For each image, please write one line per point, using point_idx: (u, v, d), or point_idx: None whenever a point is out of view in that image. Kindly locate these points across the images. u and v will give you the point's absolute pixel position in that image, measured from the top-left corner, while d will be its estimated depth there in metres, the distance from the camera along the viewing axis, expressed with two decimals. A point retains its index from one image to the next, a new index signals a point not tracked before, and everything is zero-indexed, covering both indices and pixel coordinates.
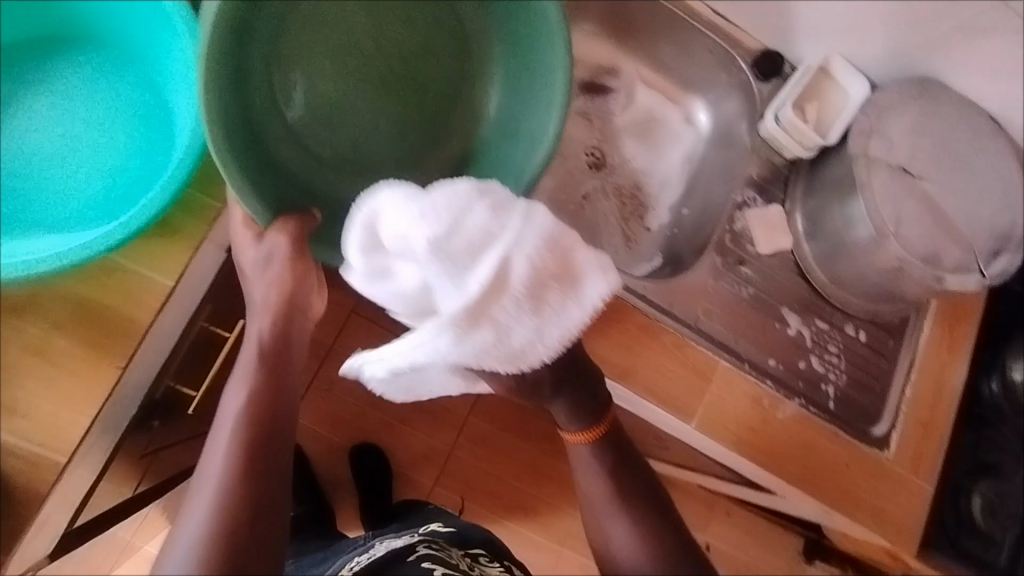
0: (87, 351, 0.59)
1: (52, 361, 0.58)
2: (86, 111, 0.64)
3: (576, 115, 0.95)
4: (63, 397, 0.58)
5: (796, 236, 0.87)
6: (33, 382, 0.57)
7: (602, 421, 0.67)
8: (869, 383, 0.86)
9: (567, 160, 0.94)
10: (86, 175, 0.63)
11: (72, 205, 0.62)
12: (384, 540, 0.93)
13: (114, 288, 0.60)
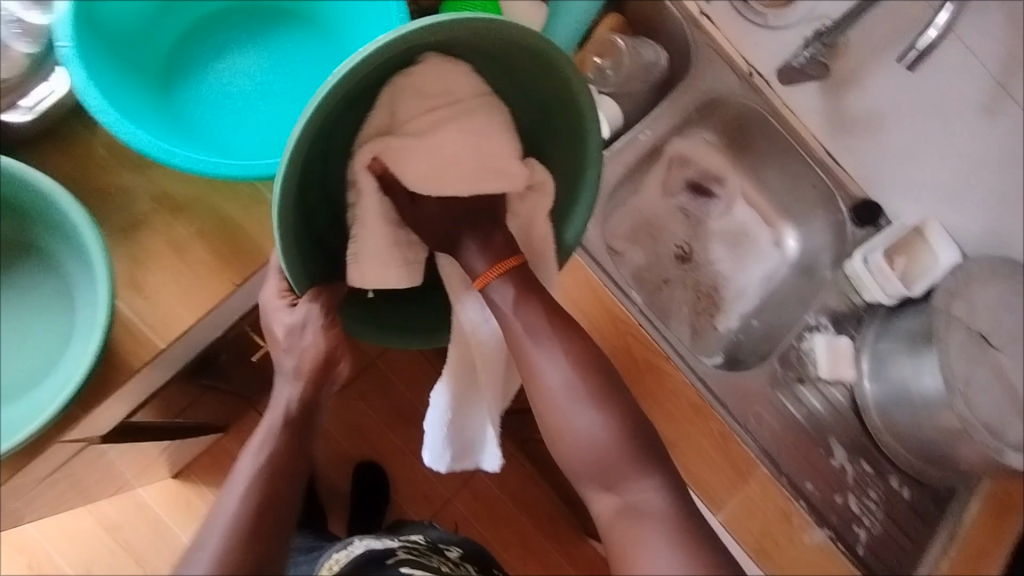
0: (215, 260, 0.65)
1: (184, 258, 0.64)
2: (285, 74, 0.70)
3: (675, 208, 1.02)
4: (183, 293, 0.64)
5: (859, 372, 0.89)
6: (162, 271, 0.63)
7: (513, 255, 0.63)
8: (901, 541, 0.85)
9: (658, 244, 1.00)
10: (267, 125, 0.67)
11: (249, 144, 0.66)
12: (363, 539, 0.97)
13: (255, 217, 0.66)
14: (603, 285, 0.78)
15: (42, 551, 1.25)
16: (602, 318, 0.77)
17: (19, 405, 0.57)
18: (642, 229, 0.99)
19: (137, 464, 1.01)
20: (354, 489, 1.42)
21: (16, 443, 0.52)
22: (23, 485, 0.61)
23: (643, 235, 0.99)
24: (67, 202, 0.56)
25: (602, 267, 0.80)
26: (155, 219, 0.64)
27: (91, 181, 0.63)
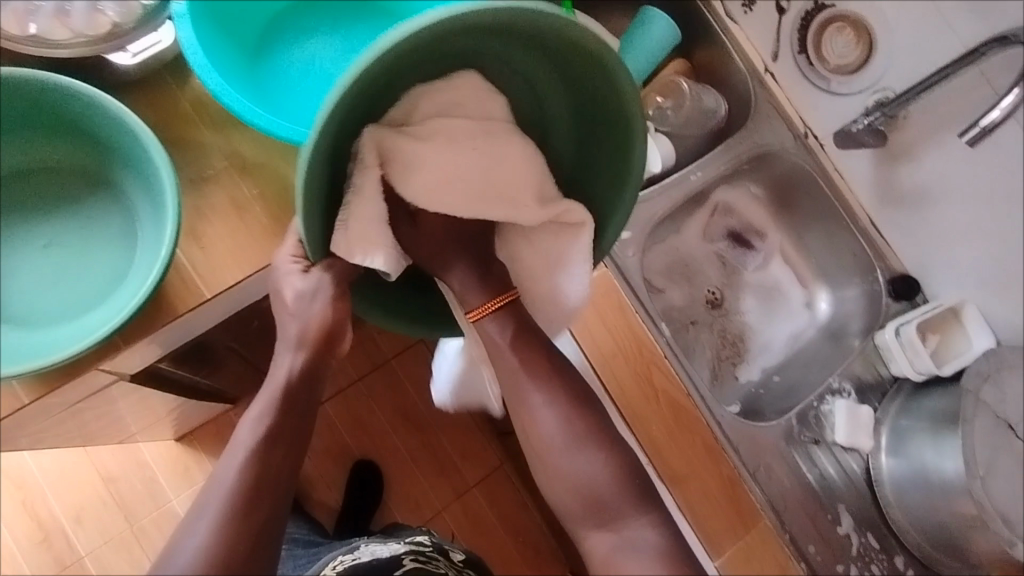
0: (271, 224, 0.67)
1: (242, 216, 0.66)
2: None
3: (712, 254, 1.03)
4: (235, 250, 0.66)
5: (877, 443, 0.88)
6: (220, 226, 0.66)
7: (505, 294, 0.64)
8: None
9: (691, 286, 1.01)
10: None
11: None
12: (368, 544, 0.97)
13: None
14: (634, 312, 0.78)
15: (38, 490, 1.26)
16: (629, 344, 0.77)
17: (68, 324, 0.60)
18: (678, 268, 1.00)
19: (146, 417, 1.02)
20: (348, 484, 1.41)
21: (62, 358, 0.55)
22: (50, 405, 0.63)
23: (678, 274, 1.00)
24: (152, 144, 0.59)
25: (635, 293, 0.81)
26: (224, 177, 0.67)
27: (171, 131, 0.66)
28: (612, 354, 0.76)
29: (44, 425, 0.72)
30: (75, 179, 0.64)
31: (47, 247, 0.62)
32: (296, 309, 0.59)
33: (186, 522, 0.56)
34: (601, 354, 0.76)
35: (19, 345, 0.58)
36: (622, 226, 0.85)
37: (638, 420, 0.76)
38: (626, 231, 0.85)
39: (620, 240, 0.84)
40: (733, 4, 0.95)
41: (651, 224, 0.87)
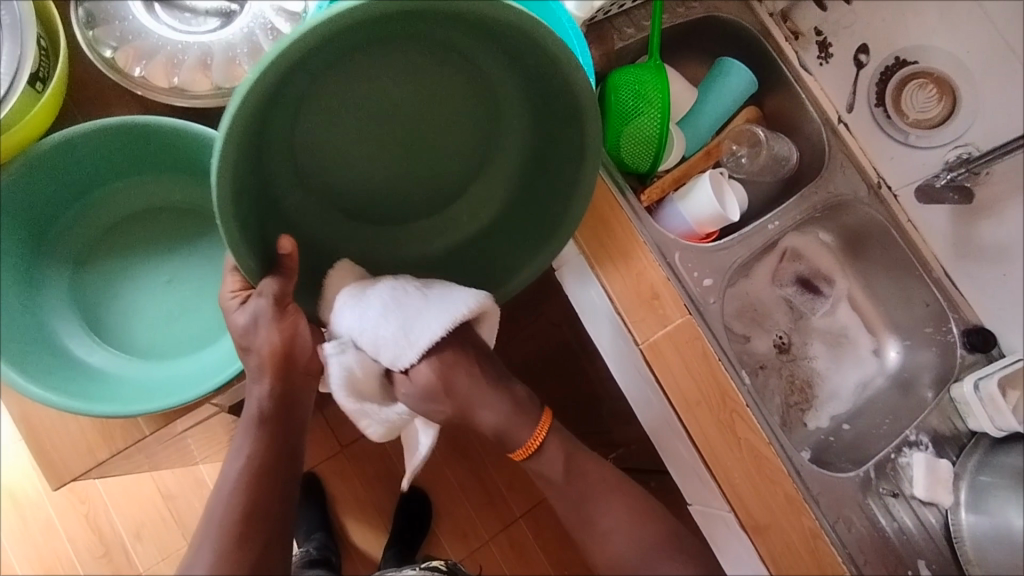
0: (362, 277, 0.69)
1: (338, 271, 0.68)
2: None
3: (780, 299, 1.03)
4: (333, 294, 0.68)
5: (955, 498, 0.87)
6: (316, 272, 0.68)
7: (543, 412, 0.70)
8: None
9: (759, 330, 1.01)
10: None
11: None
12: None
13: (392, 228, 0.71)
14: (718, 359, 0.78)
15: (100, 504, 1.29)
16: (712, 391, 0.78)
17: (188, 359, 0.63)
18: (748, 312, 1.01)
19: (219, 441, 1.04)
20: (396, 511, 1.41)
21: (191, 397, 0.57)
22: (161, 434, 0.65)
23: (748, 318, 1.00)
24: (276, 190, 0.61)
25: (713, 335, 0.83)
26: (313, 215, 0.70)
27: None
28: (696, 401, 0.77)
29: (142, 451, 0.73)
30: (194, 218, 0.67)
31: (167, 283, 0.65)
32: (256, 345, 0.58)
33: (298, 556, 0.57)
34: (688, 402, 0.77)
35: (145, 380, 0.61)
36: (704, 273, 0.87)
37: (721, 468, 0.76)
38: (707, 277, 0.87)
39: (702, 287, 0.86)
40: (808, 54, 0.96)
41: (732, 272, 0.89)
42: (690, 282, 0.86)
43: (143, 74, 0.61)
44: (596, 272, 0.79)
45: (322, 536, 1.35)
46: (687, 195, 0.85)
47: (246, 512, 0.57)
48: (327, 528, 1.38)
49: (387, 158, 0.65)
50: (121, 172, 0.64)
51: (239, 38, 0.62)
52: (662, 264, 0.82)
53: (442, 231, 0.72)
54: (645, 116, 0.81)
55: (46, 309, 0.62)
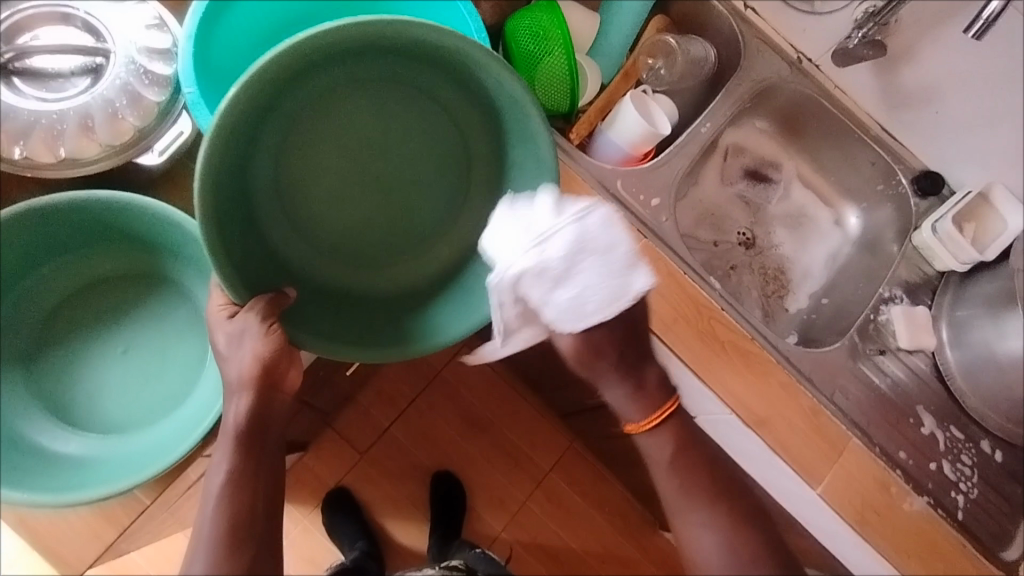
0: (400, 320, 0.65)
1: None
2: None
3: (734, 197, 1.04)
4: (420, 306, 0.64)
5: (939, 338, 0.90)
6: None
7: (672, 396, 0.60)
8: (1000, 504, 0.85)
9: (722, 232, 1.02)
10: None
11: None
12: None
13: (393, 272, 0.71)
14: (684, 275, 0.79)
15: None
16: (686, 307, 0.79)
17: (165, 423, 0.63)
18: (706, 219, 1.01)
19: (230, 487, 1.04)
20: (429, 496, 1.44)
21: (176, 455, 0.57)
22: (162, 502, 0.65)
23: (708, 224, 1.01)
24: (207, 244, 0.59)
25: (672, 249, 0.84)
26: None
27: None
28: (670, 319, 0.78)
29: (157, 517, 0.74)
30: (129, 282, 0.66)
31: (123, 353, 0.64)
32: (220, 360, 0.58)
33: None
34: (667, 321, 0.78)
35: (129, 453, 0.61)
36: (650, 194, 0.87)
37: (713, 373, 0.78)
38: (654, 197, 0.87)
39: (652, 208, 0.86)
40: None
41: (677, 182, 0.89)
42: (640, 207, 0.86)
43: (24, 154, 0.58)
44: None
45: (364, 543, 1.37)
46: (614, 122, 0.85)
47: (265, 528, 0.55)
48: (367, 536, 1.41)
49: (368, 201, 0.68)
50: (41, 259, 0.62)
51: (113, 90, 0.59)
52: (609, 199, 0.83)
53: (420, 273, 0.72)
54: (549, 53, 0.80)
55: (8, 415, 0.61)
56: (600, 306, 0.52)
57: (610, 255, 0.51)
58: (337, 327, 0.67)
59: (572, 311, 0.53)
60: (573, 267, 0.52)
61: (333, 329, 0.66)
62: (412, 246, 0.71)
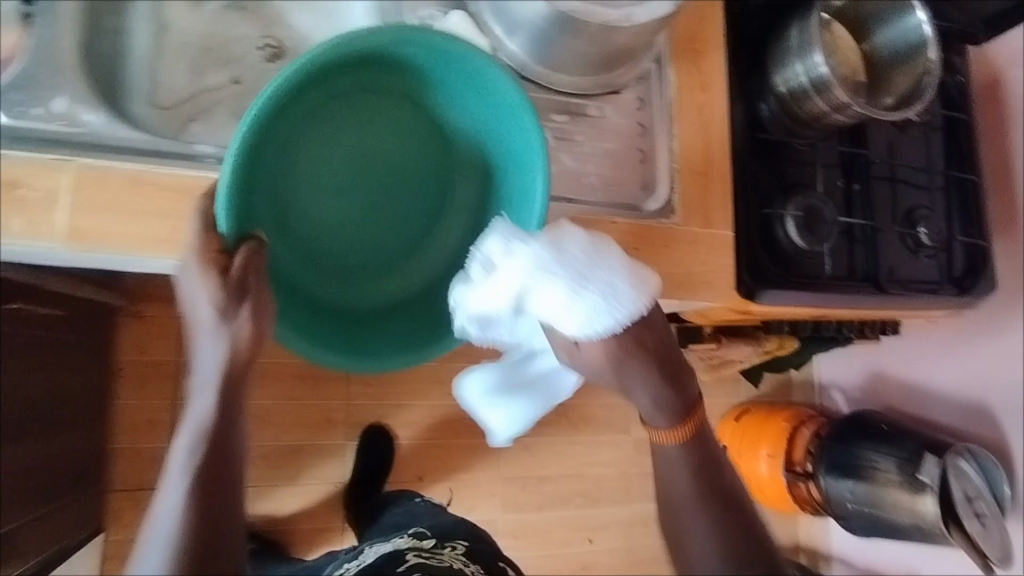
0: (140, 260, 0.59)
1: None
2: None
3: (222, 10, 0.82)
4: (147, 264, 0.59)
5: (493, 37, 0.77)
6: None
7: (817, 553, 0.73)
8: (635, 157, 0.82)
9: (236, 61, 0.81)
10: None
11: None
12: (373, 543, 1.04)
13: (344, 291, 0.75)
14: (149, 171, 0.61)
15: None
16: (182, 204, 0.62)
17: None
18: (207, 60, 0.80)
19: None
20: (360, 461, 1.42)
21: None
22: None
23: (212, 65, 0.80)
24: None
25: (118, 146, 0.62)
26: None
27: None
28: (166, 232, 0.61)
29: None
30: None
31: None
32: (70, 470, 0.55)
33: None
34: (175, 238, 0.61)
35: None
36: (46, 99, 0.61)
37: None
38: (56, 99, 0.62)
39: (60, 115, 0.61)
40: None
41: (75, 37, 0.65)
42: (53, 123, 0.61)
43: None
44: None
45: (250, 540, 1.33)
46: None
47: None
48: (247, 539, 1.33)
49: (326, 224, 0.73)
50: None
51: None
52: None
53: (393, 275, 0.77)
54: None
55: None
56: (621, 304, 0.58)
57: (584, 281, 0.59)
58: (380, 341, 0.74)
59: (541, 382, 0.74)
60: (583, 279, 0.59)
61: (403, 336, 0.75)
62: (369, 272, 0.76)
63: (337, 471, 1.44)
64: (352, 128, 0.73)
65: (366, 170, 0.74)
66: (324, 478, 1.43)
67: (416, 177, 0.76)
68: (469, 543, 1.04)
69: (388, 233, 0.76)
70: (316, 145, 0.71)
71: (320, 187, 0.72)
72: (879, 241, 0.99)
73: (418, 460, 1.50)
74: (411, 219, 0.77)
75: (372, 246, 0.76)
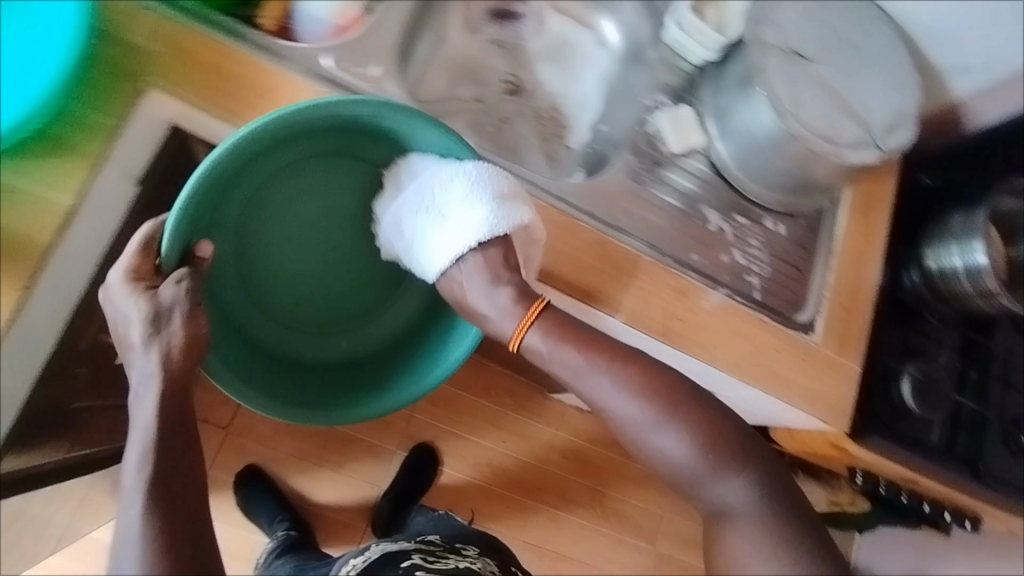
0: (3, 261, 0.66)
1: None
2: None
3: (486, 44, 0.96)
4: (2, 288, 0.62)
5: (708, 134, 0.89)
6: None
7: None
8: (793, 274, 0.90)
9: (483, 85, 0.95)
10: None
11: None
12: (381, 542, 1.05)
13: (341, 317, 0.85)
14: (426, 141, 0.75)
15: None
16: None
17: None
18: (462, 76, 0.94)
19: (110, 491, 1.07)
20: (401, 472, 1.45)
21: None
22: None
23: (464, 81, 0.94)
24: None
25: (405, 115, 0.76)
26: None
27: None
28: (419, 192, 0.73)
29: None
30: None
31: None
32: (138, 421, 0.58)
33: None
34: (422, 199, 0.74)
35: None
36: (367, 63, 0.76)
37: None
38: (373, 66, 0.76)
39: (374, 78, 0.76)
40: None
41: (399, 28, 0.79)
42: (366, 83, 0.76)
43: None
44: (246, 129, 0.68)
45: (286, 510, 1.36)
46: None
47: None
48: (287, 508, 1.37)
49: (315, 258, 0.81)
50: None
51: None
52: (317, 83, 0.71)
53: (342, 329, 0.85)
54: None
55: None
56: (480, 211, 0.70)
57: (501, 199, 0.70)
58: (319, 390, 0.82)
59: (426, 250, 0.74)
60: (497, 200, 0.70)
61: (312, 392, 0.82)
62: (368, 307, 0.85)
63: (376, 475, 1.47)
64: (302, 191, 0.79)
65: (334, 220, 0.80)
66: (363, 477, 1.46)
67: (354, 250, 0.82)
68: (481, 547, 1.08)
69: (334, 292, 0.83)
70: (281, 187, 0.78)
71: (262, 237, 0.79)
72: (983, 434, 1.02)
73: (451, 492, 1.52)
74: (367, 280, 0.84)
75: (346, 289, 0.84)
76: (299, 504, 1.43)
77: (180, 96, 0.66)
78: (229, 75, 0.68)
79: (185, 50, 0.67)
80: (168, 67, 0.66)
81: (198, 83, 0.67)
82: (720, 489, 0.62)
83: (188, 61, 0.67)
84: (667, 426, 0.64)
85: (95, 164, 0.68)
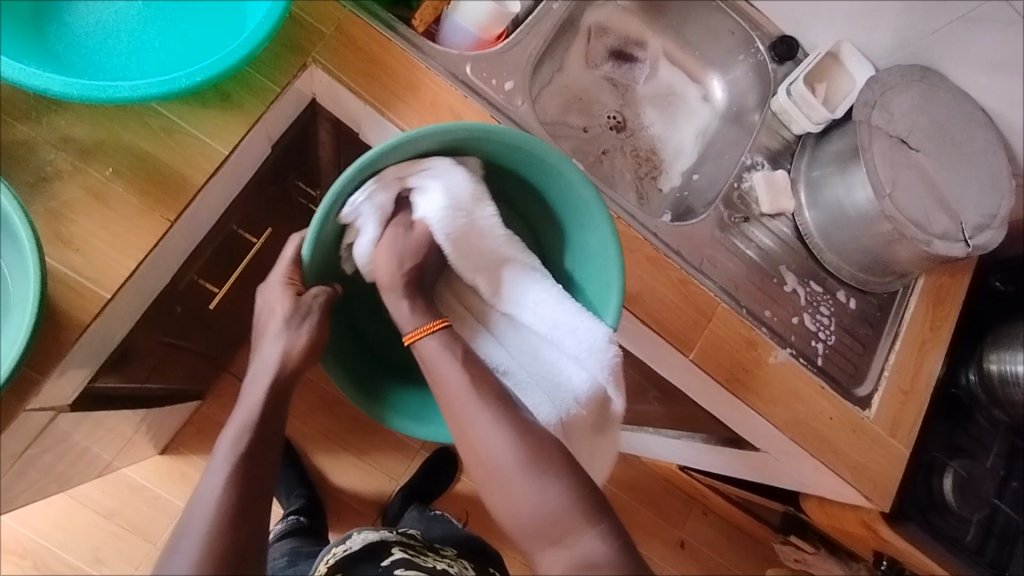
0: (142, 202, 0.66)
1: (109, 206, 0.66)
2: (163, 36, 0.72)
3: (601, 80, 1.02)
4: (119, 239, 0.65)
5: (797, 200, 0.93)
6: (92, 226, 0.65)
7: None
8: (856, 348, 0.92)
9: (591, 117, 1.00)
10: (103, 54, 0.71)
11: (106, 64, 0.71)
12: (361, 531, 0.96)
13: None
14: None
15: (41, 549, 1.19)
16: None
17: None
18: (573, 105, 0.99)
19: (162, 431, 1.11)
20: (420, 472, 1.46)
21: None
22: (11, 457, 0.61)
23: (574, 110, 0.99)
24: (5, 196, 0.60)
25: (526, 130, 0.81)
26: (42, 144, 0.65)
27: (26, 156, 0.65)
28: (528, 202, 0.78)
29: (16, 476, 0.72)
30: None
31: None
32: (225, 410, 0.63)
33: (167, 529, 0.54)
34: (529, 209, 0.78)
35: None
36: (502, 78, 0.82)
37: None
38: (508, 81, 0.82)
39: (505, 92, 0.82)
40: None
41: (535, 50, 0.85)
42: (497, 96, 0.82)
43: None
44: (388, 117, 0.74)
45: (304, 485, 1.38)
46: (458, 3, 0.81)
47: (244, 485, 0.57)
48: (306, 484, 1.38)
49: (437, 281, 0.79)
50: None
51: None
52: (458, 87, 0.77)
53: None
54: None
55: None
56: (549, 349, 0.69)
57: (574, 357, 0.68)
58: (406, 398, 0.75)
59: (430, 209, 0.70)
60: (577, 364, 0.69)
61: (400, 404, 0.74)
62: None
63: (396, 469, 1.48)
64: None
65: None
66: (384, 469, 1.48)
67: None
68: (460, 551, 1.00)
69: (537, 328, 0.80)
70: None
71: None
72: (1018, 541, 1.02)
73: (463, 502, 1.52)
74: None
75: None
76: (319, 482, 1.45)
77: (338, 77, 0.73)
78: (384, 67, 0.74)
79: (350, 39, 0.74)
80: (335, 51, 0.73)
81: (357, 69, 0.73)
82: (571, 542, 0.56)
83: (353, 50, 0.74)
84: (560, 476, 0.59)
85: (254, 122, 0.71)
